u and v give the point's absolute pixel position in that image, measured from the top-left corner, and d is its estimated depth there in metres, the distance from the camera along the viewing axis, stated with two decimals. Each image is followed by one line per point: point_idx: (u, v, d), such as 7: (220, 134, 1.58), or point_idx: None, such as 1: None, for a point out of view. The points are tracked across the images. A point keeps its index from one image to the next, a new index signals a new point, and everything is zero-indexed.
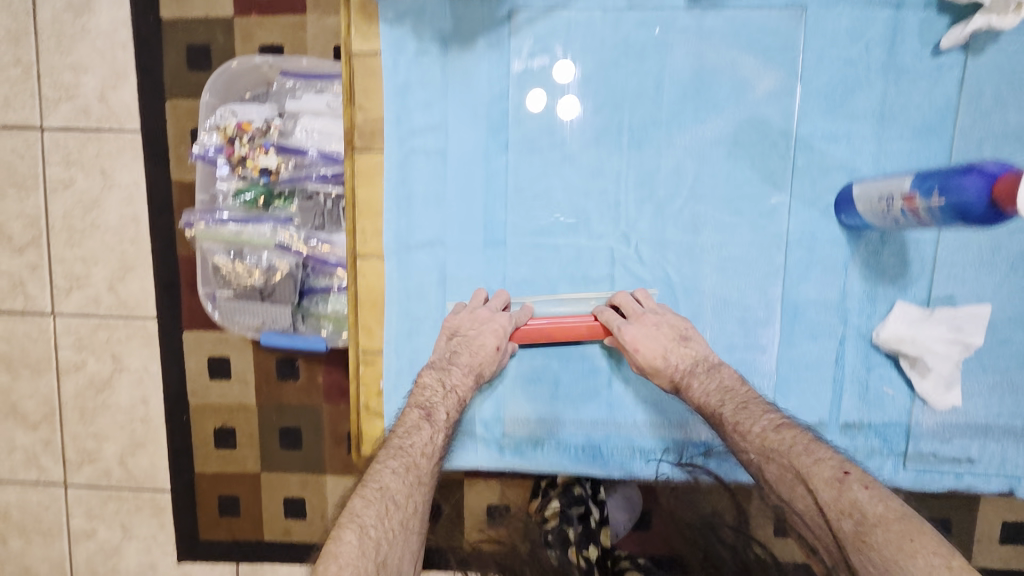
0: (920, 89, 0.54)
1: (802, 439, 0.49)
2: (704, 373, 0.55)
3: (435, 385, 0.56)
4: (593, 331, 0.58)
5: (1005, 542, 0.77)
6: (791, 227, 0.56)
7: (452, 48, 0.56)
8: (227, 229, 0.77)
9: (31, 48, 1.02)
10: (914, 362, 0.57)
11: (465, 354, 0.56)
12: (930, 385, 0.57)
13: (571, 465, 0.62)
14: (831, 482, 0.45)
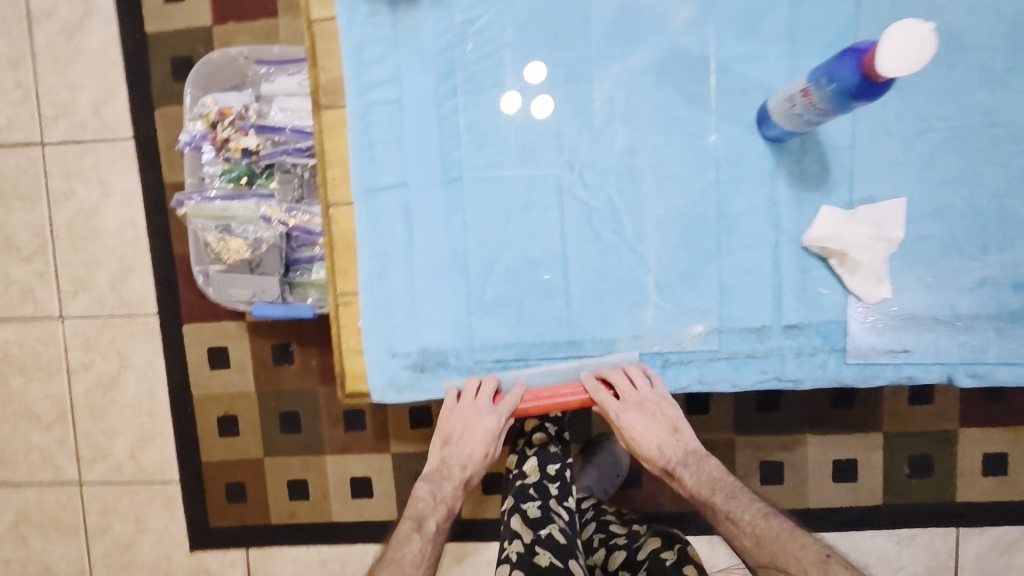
0: (823, 7, 0.59)
1: (786, 526, 0.64)
2: (694, 464, 0.69)
3: (428, 497, 0.71)
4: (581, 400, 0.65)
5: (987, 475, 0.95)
6: (718, 145, 0.62)
7: (400, 7, 0.63)
8: (213, 205, 0.84)
9: (29, 72, 1.13)
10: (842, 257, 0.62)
11: (456, 466, 0.71)
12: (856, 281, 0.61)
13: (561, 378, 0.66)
14: (817, 563, 0.60)
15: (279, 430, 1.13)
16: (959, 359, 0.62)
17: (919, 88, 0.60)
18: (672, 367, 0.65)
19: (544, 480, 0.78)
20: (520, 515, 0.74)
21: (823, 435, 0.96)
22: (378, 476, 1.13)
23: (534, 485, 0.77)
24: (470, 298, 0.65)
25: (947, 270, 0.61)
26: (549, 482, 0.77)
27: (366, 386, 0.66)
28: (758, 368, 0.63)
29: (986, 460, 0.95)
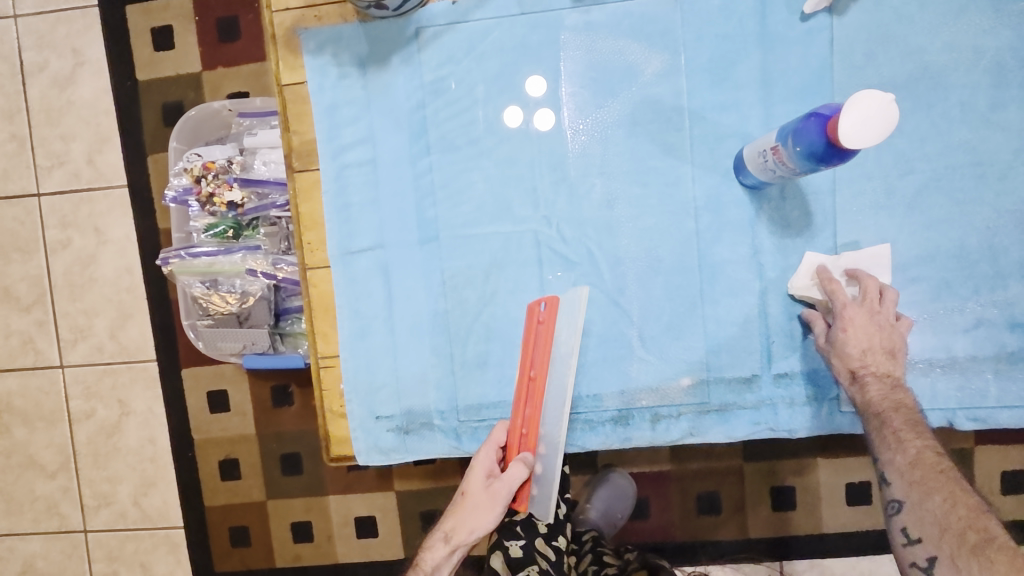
0: (796, 53, 0.59)
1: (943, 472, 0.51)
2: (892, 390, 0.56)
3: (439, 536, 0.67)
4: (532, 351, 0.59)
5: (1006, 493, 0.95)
6: (697, 193, 0.61)
7: (370, 69, 0.63)
8: (198, 261, 0.85)
9: (24, 125, 1.14)
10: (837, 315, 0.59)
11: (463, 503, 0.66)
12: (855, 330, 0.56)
13: None
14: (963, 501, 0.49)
15: (280, 472, 1.13)
16: (958, 405, 0.60)
17: (900, 129, 0.59)
18: (662, 422, 0.62)
19: (533, 517, 0.76)
20: (502, 553, 0.73)
21: (833, 459, 0.96)
22: (382, 516, 1.11)
23: (521, 523, 0.75)
24: (451, 356, 0.64)
25: (939, 312, 0.60)
26: (538, 520, 0.75)
27: (352, 449, 0.65)
28: (750, 419, 0.62)
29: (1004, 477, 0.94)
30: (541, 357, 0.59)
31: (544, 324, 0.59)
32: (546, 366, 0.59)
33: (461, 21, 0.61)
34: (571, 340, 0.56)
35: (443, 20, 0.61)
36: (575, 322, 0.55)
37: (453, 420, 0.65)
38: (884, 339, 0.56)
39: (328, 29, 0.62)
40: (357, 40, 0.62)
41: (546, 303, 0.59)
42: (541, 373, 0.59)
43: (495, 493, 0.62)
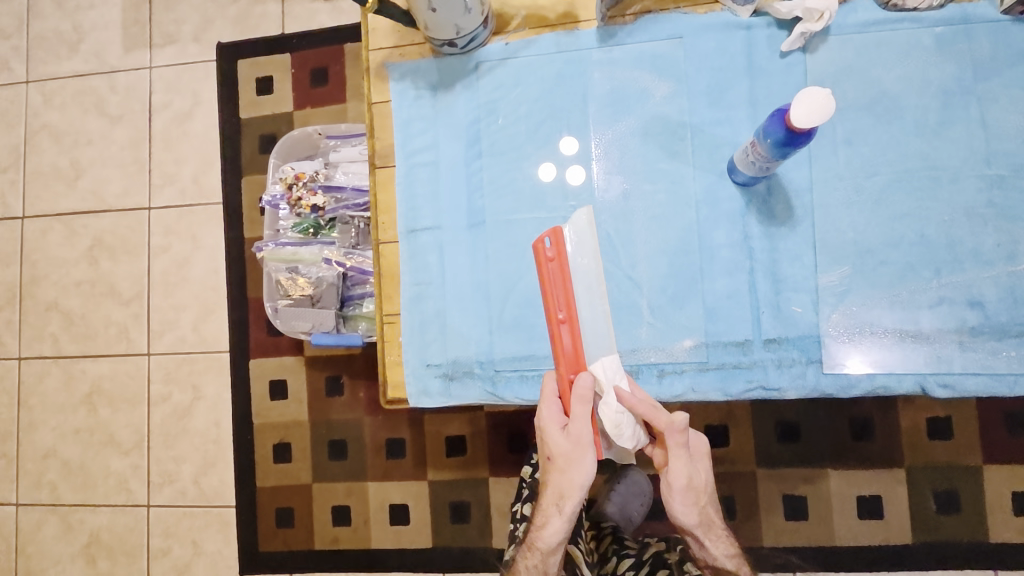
0: (777, 81, 0.74)
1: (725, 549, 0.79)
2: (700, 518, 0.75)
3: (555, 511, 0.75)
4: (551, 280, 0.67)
5: (1019, 514, 1.04)
6: (696, 189, 0.75)
7: (439, 92, 0.81)
8: (285, 250, 1.02)
9: (146, 151, 1.40)
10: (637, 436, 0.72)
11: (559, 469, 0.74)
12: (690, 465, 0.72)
13: None
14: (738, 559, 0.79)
15: (328, 457, 1.26)
16: (927, 371, 0.69)
17: (864, 140, 0.72)
18: (666, 377, 0.73)
19: None
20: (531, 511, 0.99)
21: (844, 471, 1.08)
22: (415, 503, 1.22)
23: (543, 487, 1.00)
24: (490, 319, 0.78)
25: (904, 291, 0.70)
26: None
27: (404, 392, 0.79)
28: (744, 378, 0.72)
29: (1013, 495, 1.04)
30: (565, 294, 0.67)
31: (556, 261, 0.67)
32: (570, 297, 0.68)
33: (511, 57, 0.79)
34: (582, 246, 0.68)
35: (498, 56, 0.80)
36: (587, 243, 0.68)
37: (491, 370, 0.78)
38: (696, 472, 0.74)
39: (409, 64, 0.81)
40: (430, 71, 0.81)
41: (553, 242, 0.67)
42: (570, 313, 0.68)
43: (579, 438, 0.70)
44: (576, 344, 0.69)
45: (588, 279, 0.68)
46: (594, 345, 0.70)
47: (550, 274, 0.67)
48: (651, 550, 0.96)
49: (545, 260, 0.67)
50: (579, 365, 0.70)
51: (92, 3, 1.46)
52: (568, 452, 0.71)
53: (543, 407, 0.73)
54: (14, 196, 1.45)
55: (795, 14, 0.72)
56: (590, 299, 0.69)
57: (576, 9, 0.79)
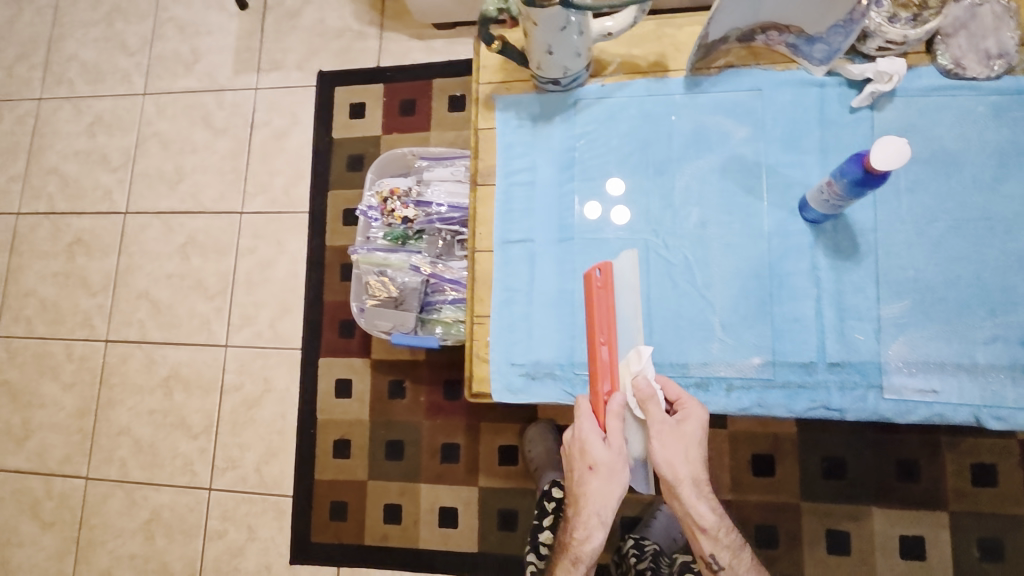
0: (846, 133, 0.83)
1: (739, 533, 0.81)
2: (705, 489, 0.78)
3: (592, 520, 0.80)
4: (599, 306, 0.78)
5: None
6: (769, 223, 0.83)
7: (539, 122, 0.92)
8: (376, 255, 1.12)
9: (244, 161, 1.54)
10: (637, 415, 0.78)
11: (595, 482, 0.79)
12: (678, 436, 0.76)
13: None
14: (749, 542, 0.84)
15: (385, 456, 1.33)
16: (981, 402, 0.75)
17: (925, 189, 0.80)
18: (735, 391, 0.80)
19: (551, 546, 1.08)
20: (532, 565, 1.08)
21: (889, 510, 1.12)
22: (464, 508, 1.28)
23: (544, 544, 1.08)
24: (571, 326, 0.86)
25: (961, 327, 0.77)
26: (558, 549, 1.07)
27: (488, 387, 0.86)
28: (808, 397, 0.78)
29: None
30: (608, 320, 0.78)
31: (604, 289, 0.78)
32: (614, 323, 0.78)
33: (606, 97, 0.90)
34: (629, 280, 0.79)
35: (594, 95, 0.90)
36: (632, 279, 0.78)
37: (570, 372, 0.85)
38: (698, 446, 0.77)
39: (514, 97, 0.93)
40: (532, 103, 0.92)
41: (603, 272, 0.79)
42: (611, 337, 0.78)
43: (622, 449, 0.78)
44: (614, 368, 0.79)
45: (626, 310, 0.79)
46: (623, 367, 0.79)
47: (599, 301, 0.78)
48: (679, 562, 1.01)
49: (595, 288, 0.78)
50: (613, 384, 0.79)
51: (211, 30, 1.64)
52: (611, 462, 0.78)
53: (580, 423, 0.79)
54: (120, 193, 1.60)
55: (866, 75, 0.81)
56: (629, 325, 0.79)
57: (666, 60, 0.90)
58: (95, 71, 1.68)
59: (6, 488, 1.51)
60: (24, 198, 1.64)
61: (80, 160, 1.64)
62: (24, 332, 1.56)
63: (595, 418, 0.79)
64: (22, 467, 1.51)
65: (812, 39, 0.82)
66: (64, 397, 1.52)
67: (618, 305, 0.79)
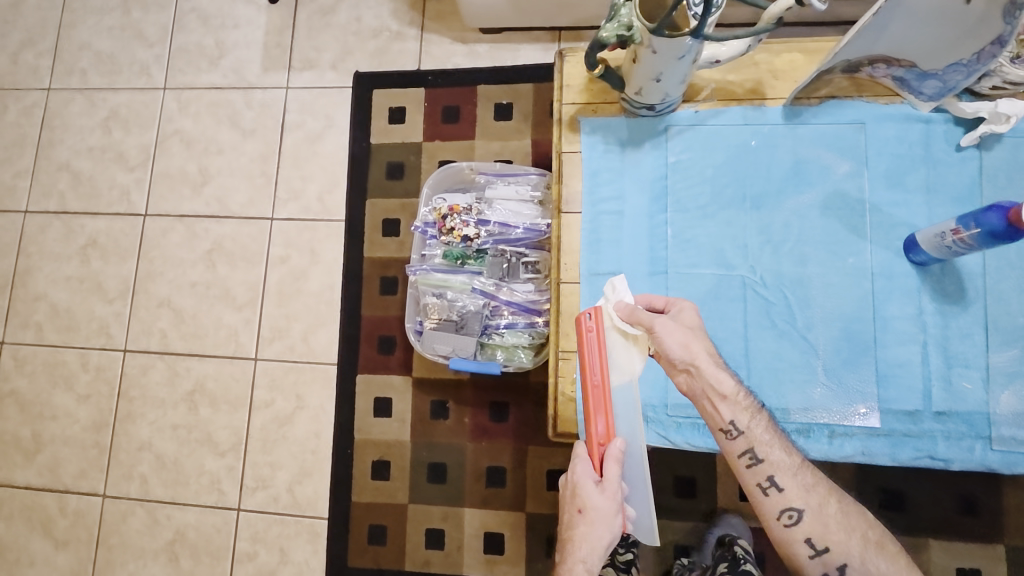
0: (954, 171, 0.81)
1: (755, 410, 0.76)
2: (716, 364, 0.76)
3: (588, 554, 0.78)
4: (591, 337, 0.78)
5: None
6: (873, 264, 0.80)
7: (628, 148, 0.87)
8: (434, 276, 1.07)
9: (275, 165, 1.46)
10: (629, 337, 0.79)
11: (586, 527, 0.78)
12: (678, 326, 0.76)
13: None
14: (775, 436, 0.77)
15: (426, 479, 1.28)
16: None
17: None
18: (837, 438, 0.77)
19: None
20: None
21: (945, 541, 1.12)
22: (511, 534, 1.24)
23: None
24: None
25: None
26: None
27: (575, 427, 0.83)
28: (913, 446, 0.76)
29: None
30: (600, 358, 0.78)
31: (595, 330, 0.78)
32: (606, 363, 0.78)
33: (699, 124, 0.86)
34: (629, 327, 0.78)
35: (687, 122, 0.86)
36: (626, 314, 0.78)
37: (658, 415, 0.82)
38: (699, 336, 0.77)
39: (601, 119, 0.88)
40: (621, 128, 0.88)
41: (594, 315, 0.79)
42: (604, 374, 0.77)
43: (614, 494, 0.77)
44: (609, 414, 0.78)
45: (619, 349, 0.79)
46: (622, 415, 0.78)
47: (589, 341, 0.78)
48: (716, 554, 1.10)
49: (586, 329, 0.79)
50: (609, 429, 0.78)
51: (237, 23, 1.55)
52: (603, 508, 0.77)
53: (575, 467, 0.79)
54: (139, 194, 1.51)
55: (981, 114, 0.79)
56: (622, 362, 0.78)
57: (763, 87, 0.86)
58: (110, 62, 1.58)
59: (15, 504, 1.42)
60: (33, 196, 1.54)
61: (95, 156, 1.54)
62: (33, 339, 1.47)
63: (590, 461, 0.79)
64: (32, 482, 1.42)
65: (924, 74, 0.79)
66: (78, 409, 1.43)
67: (611, 346, 0.79)
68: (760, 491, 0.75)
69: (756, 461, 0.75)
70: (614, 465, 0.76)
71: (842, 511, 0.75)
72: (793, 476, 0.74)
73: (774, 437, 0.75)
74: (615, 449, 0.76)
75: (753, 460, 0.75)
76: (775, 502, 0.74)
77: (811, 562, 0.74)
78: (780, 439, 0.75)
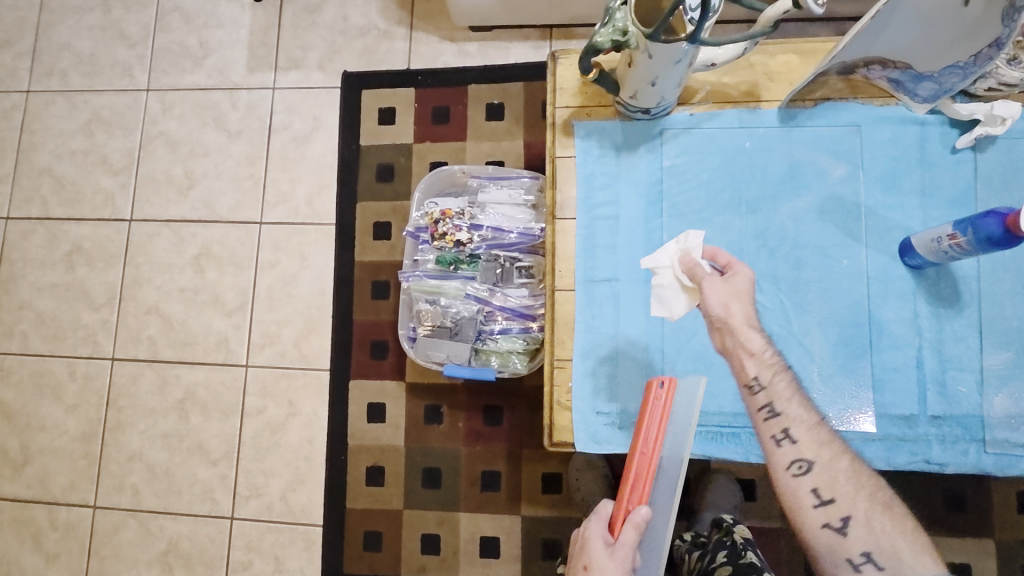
0: (948, 174, 0.80)
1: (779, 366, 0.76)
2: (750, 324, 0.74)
3: None
4: (654, 404, 0.68)
5: None
6: (870, 267, 0.80)
7: (622, 151, 0.86)
8: (427, 281, 1.07)
9: (262, 168, 1.44)
10: (685, 287, 0.74)
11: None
12: (725, 287, 0.72)
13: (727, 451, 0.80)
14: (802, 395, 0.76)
15: (420, 485, 1.27)
16: None
17: None
18: None
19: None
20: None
21: (936, 538, 1.12)
22: (506, 538, 1.24)
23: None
24: (660, 370, 0.82)
25: None
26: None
27: (571, 437, 0.82)
28: (908, 450, 0.76)
29: None
30: (656, 434, 0.68)
31: (662, 400, 0.68)
32: (660, 440, 0.68)
33: (695, 127, 0.85)
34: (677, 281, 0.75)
35: (682, 125, 0.85)
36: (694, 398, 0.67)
37: None
38: (746, 300, 0.73)
39: (595, 122, 0.87)
40: (616, 131, 0.86)
41: (666, 384, 0.68)
42: (652, 451, 0.68)
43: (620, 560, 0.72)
44: (642, 487, 0.71)
45: (679, 429, 0.68)
46: (660, 492, 0.71)
47: (651, 409, 0.68)
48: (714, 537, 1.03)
49: (652, 397, 0.69)
50: (638, 500, 0.72)
51: (221, 22, 1.51)
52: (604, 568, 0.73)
53: (592, 521, 0.78)
54: (124, 199, 1.48)
55: (976, 117, 0.78)
56: (676, 445, 0.68)
57: (758, 89, 0.85)
58: (91, 63, 1.54)
59: (4, 516, 1.40)
60: (15, 202, 1.50)
61: (77, 160, 1.51)
62: (19, 348, 1.44)
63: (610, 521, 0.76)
64: (21, 495, 1.40)
65: (919, 76, 0.78)
66: (67, 420, 1.41)
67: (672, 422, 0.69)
68: (774, 447, 0.74)
69: (773, 416, 0.74)
70: (628, 533, 0.72)
71: (852, 469, 0.73)
72: (807, 430, 0.74)
73: (794, 392, 0.74)
74: (635, 520, 0.71)
75: (771, 412, 0.74)
76: (785, 454, 0.74)
77: (815, 512, 0.72)
78: (799, 393, 0.75)
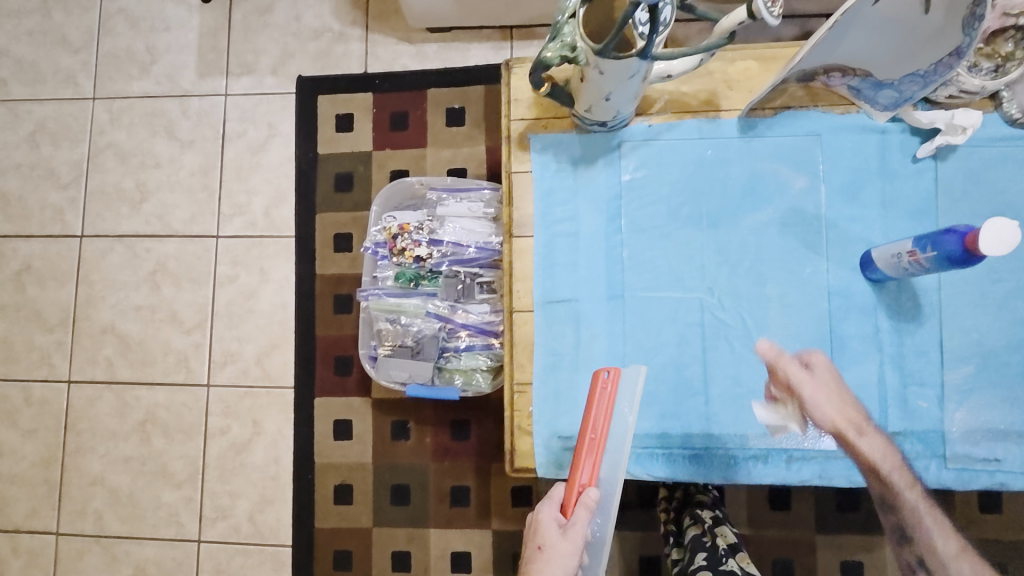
0: (909, 185, 0.79)
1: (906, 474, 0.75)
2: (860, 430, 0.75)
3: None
4: (600, 387, 0.68)
5: None
6: (831, 281, 0.78)
7: (580, 166, 0.83)
8: (387, 300, 1.03)
9: (217, 178, 1.38)
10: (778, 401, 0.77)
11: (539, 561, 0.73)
12: (817, 384, 0.76)
13: (692, 474, 0.78)
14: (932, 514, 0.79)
15: (390, 502, 1.25)
16: None
17: None
18: (795, 462, 0.76)
19: None
20: None
21: None
22: (478, 553, 1.22)
23: None
24: None
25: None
26: None
27: (533, 461, 0.80)
28: None
29: None
30: (604, 415, 0.68)
31: (608, 386, 0.68)
32: (608, 418, 0.68)
33: (653, 138, 0.82)
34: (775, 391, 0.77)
35: (641, 137, 0.82)
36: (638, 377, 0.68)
37: None
38: (844, 402, 0.76)
39: (552, 135, 0.84)
40: (573, 145, 0.83)
41: (611, 370, 0.68)
42: (602, 431, 0.68)
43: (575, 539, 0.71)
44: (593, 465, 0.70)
45: (626, 405, 0.68)
46: (609, 468, 0.71)
47: (597, 395, 0.68)
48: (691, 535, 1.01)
49: (599, 383, 0.69)
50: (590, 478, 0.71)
51: (168, 24, 1.45)
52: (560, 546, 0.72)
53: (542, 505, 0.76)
54: (74, 213, 1.41)
55: (937, 125, 0.77)
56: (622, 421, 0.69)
57: (717, 98, 0.82)
58: (33, 70, 1.46)
59: None
60: None
61: (23, 174, 1.44)
62: None
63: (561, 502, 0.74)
64: None
65: (879, 84, 0.76)
66: (24, 446, 1.36)
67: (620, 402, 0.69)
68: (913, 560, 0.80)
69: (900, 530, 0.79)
70: (582, 515, 0.70)
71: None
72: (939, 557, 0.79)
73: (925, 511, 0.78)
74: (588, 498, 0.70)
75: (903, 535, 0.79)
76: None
77: None
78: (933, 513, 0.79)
